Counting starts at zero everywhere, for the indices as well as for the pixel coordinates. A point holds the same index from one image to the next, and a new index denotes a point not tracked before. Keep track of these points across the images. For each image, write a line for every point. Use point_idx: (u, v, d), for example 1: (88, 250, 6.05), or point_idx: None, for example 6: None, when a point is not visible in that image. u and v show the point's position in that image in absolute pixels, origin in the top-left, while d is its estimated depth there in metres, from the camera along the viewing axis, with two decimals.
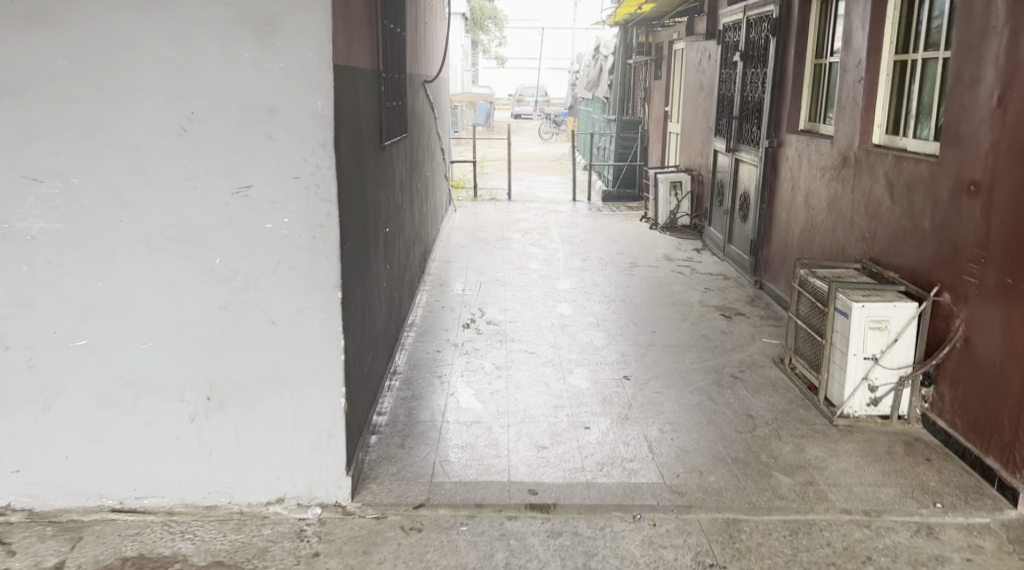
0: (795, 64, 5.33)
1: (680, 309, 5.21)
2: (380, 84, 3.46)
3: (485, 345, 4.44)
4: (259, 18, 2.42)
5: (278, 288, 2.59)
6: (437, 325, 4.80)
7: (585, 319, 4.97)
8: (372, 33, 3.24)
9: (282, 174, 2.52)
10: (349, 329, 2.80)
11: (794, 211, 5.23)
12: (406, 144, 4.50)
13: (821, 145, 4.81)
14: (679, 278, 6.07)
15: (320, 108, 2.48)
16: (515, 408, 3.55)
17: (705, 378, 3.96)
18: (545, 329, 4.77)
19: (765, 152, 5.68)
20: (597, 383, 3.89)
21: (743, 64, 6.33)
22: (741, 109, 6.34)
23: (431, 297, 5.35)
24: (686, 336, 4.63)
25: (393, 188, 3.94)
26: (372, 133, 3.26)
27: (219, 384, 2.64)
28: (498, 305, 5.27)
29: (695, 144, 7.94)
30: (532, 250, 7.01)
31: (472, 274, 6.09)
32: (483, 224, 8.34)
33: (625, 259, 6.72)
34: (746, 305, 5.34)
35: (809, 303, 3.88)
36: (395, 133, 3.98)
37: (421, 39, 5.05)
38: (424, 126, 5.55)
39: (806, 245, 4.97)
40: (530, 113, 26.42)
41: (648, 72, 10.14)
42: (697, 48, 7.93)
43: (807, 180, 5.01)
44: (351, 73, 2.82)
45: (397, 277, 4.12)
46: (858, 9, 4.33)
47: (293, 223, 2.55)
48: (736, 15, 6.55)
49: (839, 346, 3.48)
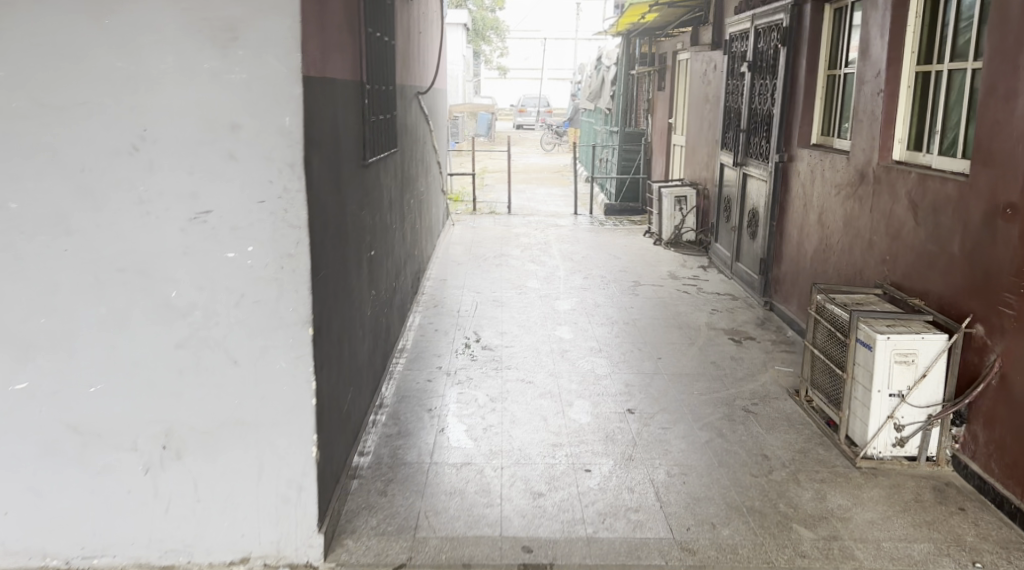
0: (807, 76, 5.07)
1: (686, 333, 4.94)
2: (364, 96, 3.20)
3: (479, 373, 4.16)
4: (219, 25, 2.17)
5: (242, 325, 2.32)
6: (429, 351, 4.53)
7: (586, 344, 4.69)
8: (354, 42, 2.98)
9: (245, 198, 2.26)
10: (325, 368, 2.53)
11: (807, 229, 4.96)
12: (397, 159, 4.24)
13: (836, 161, 4.54)
14: (684, 299, 5.79)
15: (288, 124, 2.22)
16: (510, 448, 3.27)
17: (714, 412, 3.68)
18: (543, 355, 4.50)
19: (774, 168, 5.41)
20: (599, 417, 3.61)
21: (751, 75, 6.07)
22: (749, 122, 6.08)
23: (424, 319, 5.08)
24: (693, 364, 4.35)
25: (380, 209, 3.68)
26: (353, 149, 2.99)
27: (176, 430, 2.38)
28: (495, 327, 4.99)
29: (701, 157, 7.68)
30: (531, 268, 6.74)
31: (468, 293, 5.82)
32: (481, 239, 8.08)
33: (628, 277, 6.45)
34: (756, 328, 5.06)
35: (826, 332, 3.61)
36: (382, 148, 3.71)
37: (413, 49, 4.80)
38: (417, 139, 5.29)
39: (820, 266, 4.70)
40: (532, 124, 26.19)
41: (651, 83, 9.89)
42: (702, 58, 7.68)
43: (821, 198, 4.75)
44: (327, 86, 2.56)
45: (384, 303, 3.84)
46: (876, 18, 4.07)
47: (258, 253, 2.29)
48: (743, 24, 6.30)
49: (862, 381, 3.21)
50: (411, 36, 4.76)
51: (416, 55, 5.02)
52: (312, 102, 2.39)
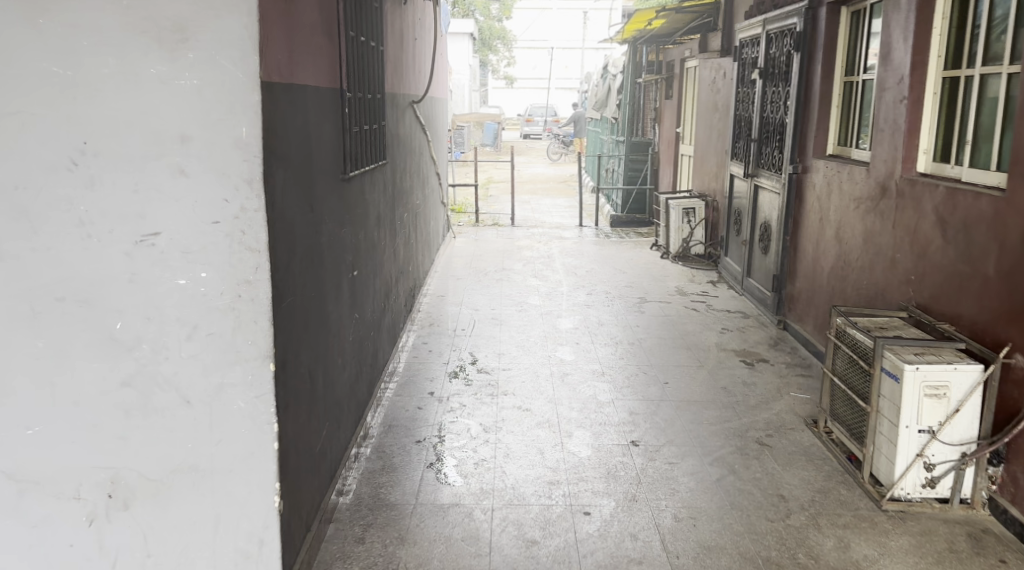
0: (822, 83, 4.81)
1: (694, 354, 4.66)
2: (344, 104, 2.96)
3: (473, 400, 3.89)
4: (166, 25, 1.93)
5: (195, 361, 2.07)
6: (422, 374, 4.26)
7: (589, 367, 4.42)
8: (331, 46, 2.74)
9: (197, 218, 2.01)
10: (292, 405, 2.27)
11: (823, 245, 4.69)
12: (386, 172, 4.00)
13: (855, 172, 4.27)
14: (693, 316, 5.52)
15: (245, 135, 1.98)
16: (503, 487, 3.00)
17: (725, 445, 3.41)
18: (542, 378, 4.23)
19: (788, 179, 5.15)
20: (600, 450, 3.33)
21: (762, 83, 5.82)
22: (760, 131, 5.82)
23: (418, 339, 4.82)
24: (703, 389, 4.08)
25: (366, 223, 3.43)
26: (331, 162, 2.75)
27: (122, 478, 2.12)
28: (492, 348, 4.73)
29: (709, 168, 7.42)
30: (534, 283, 6.48)
31: (466, 311, 5.55)
32: (483, 253, 7.82)
33: (634, 293, 6.19)
34: (768, 349, 4.78)
35: (848, 359, 3.34)
36: (368, 160, 3.47)
37: (405, 55, 4.57)
38: (411, 150, 5.05)
39: (838, 284, 4.42)
40: (539, 133, 25.95)
41: (658, 92, 9.64)
42: (710, 65, 7.43)
43: (837, 212, 4.49)
44: (296, 93, 2.32)
45: (370, 325, 3.58)
46: (897, 21, 3.81)
47: (213, 280, 2.04)
48: (754, 29, 6.05)
49: (888, 415, 2.94)
50: (404, 43, 4.52)
51: (411, 62, 4.79)
52: (277, 111, 2.14)
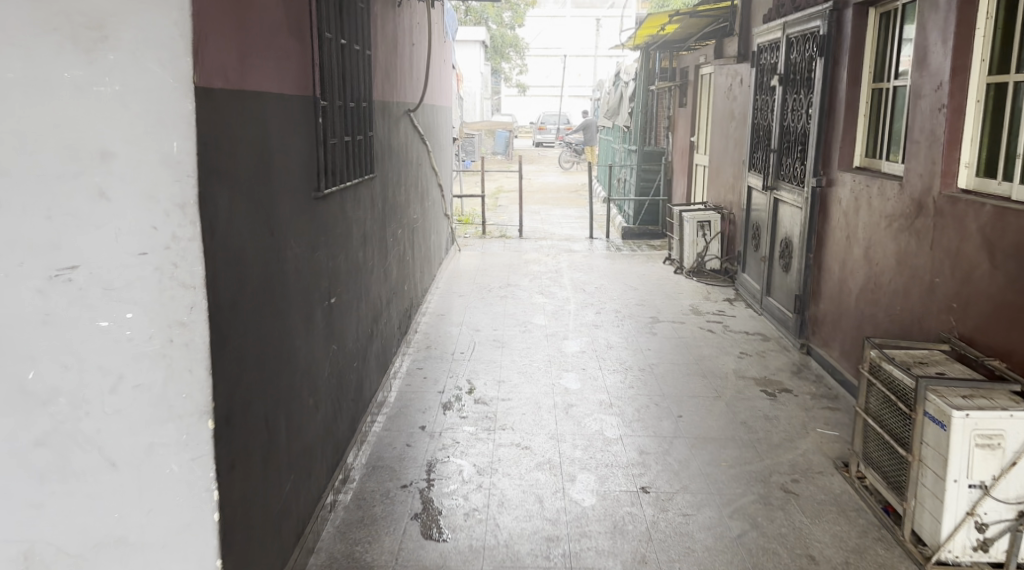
0: (848, 90, 4.47)
1: (711, 382, 4.31)
2: (319, 114, 2.65)
3: (468, 436, 3.55)
4: (83, 21, 1.62)
5: (121, 416, 1.76)
6: (414, 405, 3.92)
7: (595, 397, 4.07)
8: (300, 49, 2.43)
9: (121, 250, 1.70)
10: (241, 464, 1.94)
11: (850, 265, 4.34)
12: (375, 187, 3.69)
13: (886, 187, 3.92)
14: (710, 339, 5.16)
15: (176, 151, 1.66)
16: (495, 545, 2.65)
17: (746, 492, 3.06)
18: (545, 410, 3.89)
19: (811, 193, 4.80)
20: (606, 498, 2.99)
21: (783, 90, 5.47)
22: (780, 141, 5.48)
23: (413, 364, 4.49)
24: (720, 424, 3.73)
25: (347, 245, 3.11)
26: (300, 180, 2.43)
27: (37, 553, 1.80)
28: (492, 374, 4.39)
29: (726, 179, 7.07)
30: (539, 300, 6.15)
31: (466, 332, 5.22)
32: (488, 267, 7.49)
33: (646, 312, 5.84)
34: (790, 378, 4.42)
35: (884, 399, 2.99)
36: (351, 176, 3.15)
37: (399, 60, 4.26)
38: (407, 162, 4.73)
39: (868, 309, 4.06)
40: (551, 141, 25.61)
41: (671, 99, 9.30)
42: (727, 71, 7.09)
43: (866, 231, 4.14)
44: (250, 102, 2.01)
45: (353, 356, 3.25)
46: (935, 22, 3.46)
47: (142, 321, 1.73)
48: (773, 33, 5.71)
49: (932, 467, 2.58)
50: (398, 48, 4.23)
51: (406, 69, 4.50)
52: (222, 123, 1.83)
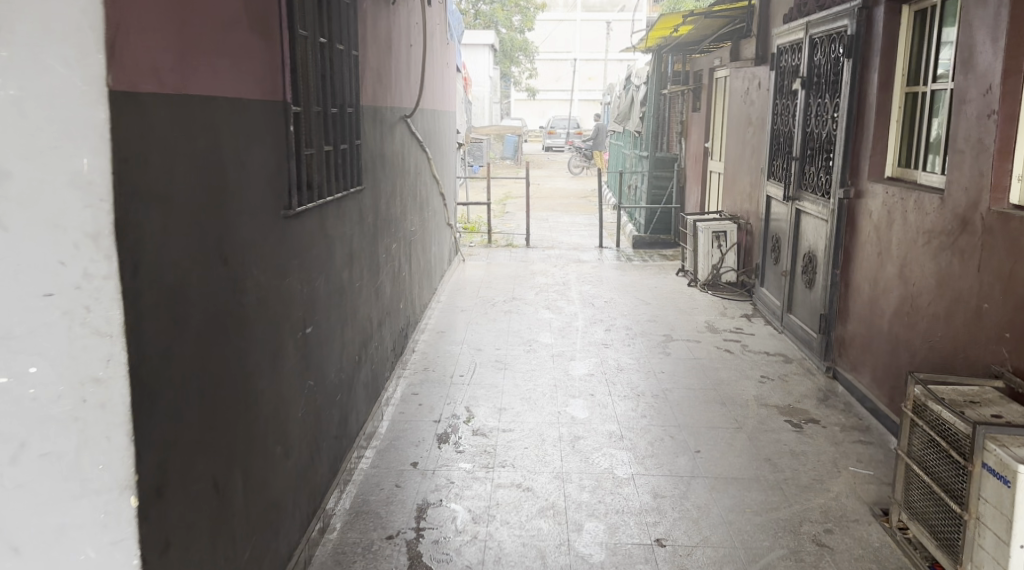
0: (879, 94, 4.13)
1: (731, 411, 3.97)
2: (291, 122, 2.33)
3: (464, 474, 3.22)
4: None
5: (23, 492, 1.42)
6: (407, 437, 3.60)
7: (605, 428, 3.73)
8: (265, 49, 2.12)
9: (20, 290, 1.37)
10: (178, 541, 1.63)
11: (882, 285, 4.00)
12: (364, 200, 3.37)
13: (925, 201, 3.58)
14: (727, 360, 4.82)
15: (87, 169, 1.34)
16: None
17: (774, 547, 2.72)
18: (549, 444, 3.55)
19: (838, 206, 4.47)
20: (617, 554, 2.66)
21: (805, 94, 5.13)
22: (803, 149, 5.14)
23: (408, 390, 4.17)
24: (742, 462, 3.39)
25: (328, 266, 2.80)
26: (265, 199, 2.12)
27: None
28: (493, 401, 4.06)
29: (742, 187, 6.73)
30: (546, 316, 5.82)
31: (467, 352, 4.89)
32: (493, 279, 7.17)
33: (658, 329, 5.50)
34: (815, 406, 4.08)
35: (931, 444, 2.65)
36: (333, 190, 2.83)
37: (393, 63, 3.95)
38: (403, 171, 4.41)
39: (904, 334, 3.72)
40: (561, 147, 25.24)
41: (684, 103, 8.96)
42: (744, 75, 6.75)
43: (901, 247, 3.80)
44: (194, 111, 1.69)
45: (336, 389, 2.93)
46: (983, 19, 3.11)
47: (48, 377, 1.41)
48: (795, 34, 5.37)
49: (991, 527, 2.25)
50: (392, 49, 3.92)
51: (401, 72, 4.18)
52: (152, 134, 1.51)
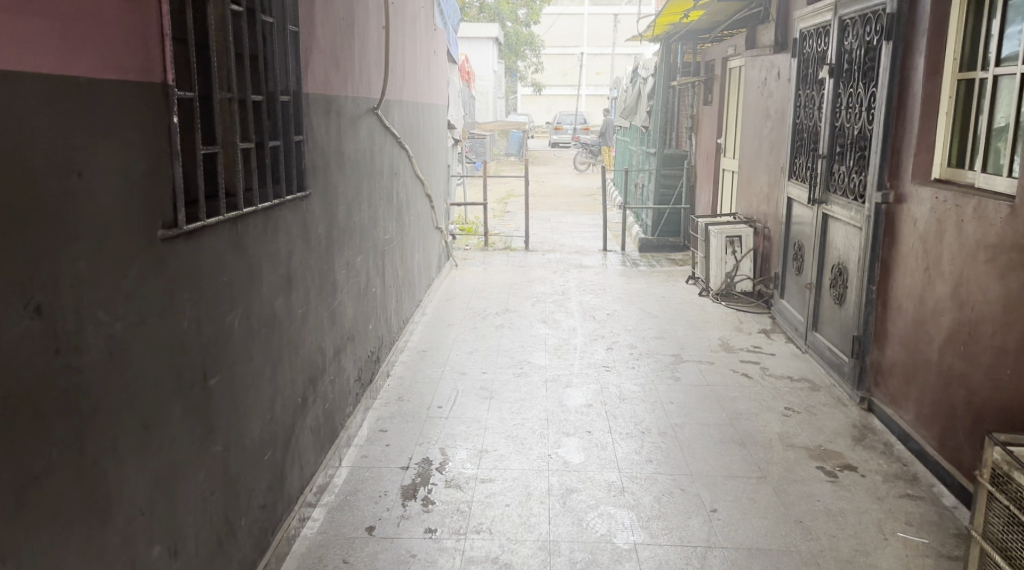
0: (927, 82, 3.52)
1: (752, 454, 3.38)
2: (174, 112, 1.75)
3: (429, 545, 2.63)
4: None
5: None
6: (366, 489, 3.01)
7: (603, 478, 3.14)
8: (117, 10, 1.55)
9: None
10: None
11: (929, 307, 3.40)
12: (311, 208, 2.79)
13: (986, 208, 2.98)
14: (746, 387, 4.22)
15: None
16: None
17: None
18: (536, 500, 2.96)
19: (875, 211, 3.87)
20: None
21: (833, 83, 4.53)
22: (830, 145, 4.54)
23: (375, 427, 3.58)
24: (769, 526, 2.80)
25: (250, 295, 2.22)
26: (117, 217, 1.54)
27: None
28: (475, 441, 3.47)
29: (759, 188, 6.12)
30: (541, 331, 5.24)
31: (449, 377, 4.30)
32: (487, 287, 6.59)
33: (667, 348, 4.91)
34: (850, 448, 3.49)
35: (1018, 527, 2.05)
36: (253, 197, 2.24)
37: (355, 45, 3.37)
38: (373, 171, 3.83)
39: (960, 366, 3.12)
40: (567, 142, 24.60)
41: (695, 96, 8.34)
42: (761, 64, 6.14)
43: (956, 263, 3.20)
44: None
45: (264, 448, 2.35)
46: None
47: None
48: (821, 16, 4.77)
49: None
50: (353, 28, 3.33)
51: (367, 57, 3.59)
52: None
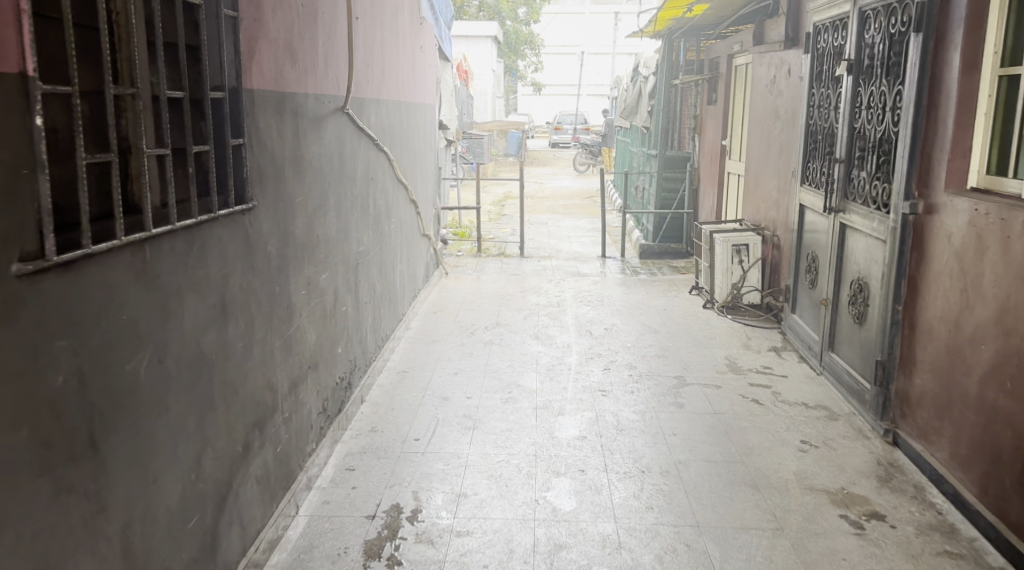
0: (963, 79, 3.12)
1: (766, 500, 2.99)
2: (37, 109, 1.36)
3: None
4: None
5: None
6: (324, 545, 2.61)
7: (597, 530, 2.75)
8: None
9: None
10: None
11: (967, 332, 3.01)
12: (255, 223, 2.39)
13: None
14: (757, 416, 3.82)
15: None
16: None
17: None
18: (520, 560, 2.56)
19: (902, 223, 3.48)
20: None
21: (853, 81, 4.14)
22: (849, 149, 4.15)
23: (342, 466, 3.18)
24: None
25: (165, 334, 1.82)
26: None
27: None
28: (454, 483, 3.07)
29: (767, 193, 5.72)
30: (533, 349, 4.84)
31: (430, 403, 3.90)
32: (478, 298, 6.18)
33: (669, 368, 4.51)
34: (876, 491, 3.09)
35: None
36: (168, 214, 1.84)
37: (316, 35, 2.97)
38: (342, 177, 3.43)
39: (1005, 404, 2.72)
40: (567, 142, 24.16)
41: (698, 95, 7.94)
42: (769, 60, 5.74)
43: (1002, 285, 2.79)
44: None
45: (185, 515, 1.96)
46: None
47: None
48: (838, 8, 4.37)
49: None
50: (314, 16, 2.93)
51: (332, 49, 3.20)
52: None
